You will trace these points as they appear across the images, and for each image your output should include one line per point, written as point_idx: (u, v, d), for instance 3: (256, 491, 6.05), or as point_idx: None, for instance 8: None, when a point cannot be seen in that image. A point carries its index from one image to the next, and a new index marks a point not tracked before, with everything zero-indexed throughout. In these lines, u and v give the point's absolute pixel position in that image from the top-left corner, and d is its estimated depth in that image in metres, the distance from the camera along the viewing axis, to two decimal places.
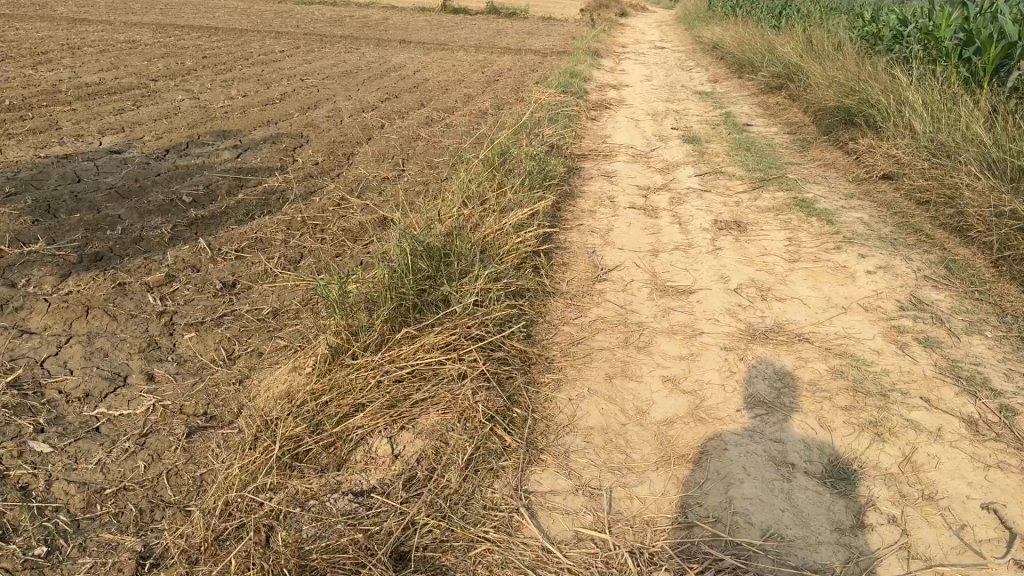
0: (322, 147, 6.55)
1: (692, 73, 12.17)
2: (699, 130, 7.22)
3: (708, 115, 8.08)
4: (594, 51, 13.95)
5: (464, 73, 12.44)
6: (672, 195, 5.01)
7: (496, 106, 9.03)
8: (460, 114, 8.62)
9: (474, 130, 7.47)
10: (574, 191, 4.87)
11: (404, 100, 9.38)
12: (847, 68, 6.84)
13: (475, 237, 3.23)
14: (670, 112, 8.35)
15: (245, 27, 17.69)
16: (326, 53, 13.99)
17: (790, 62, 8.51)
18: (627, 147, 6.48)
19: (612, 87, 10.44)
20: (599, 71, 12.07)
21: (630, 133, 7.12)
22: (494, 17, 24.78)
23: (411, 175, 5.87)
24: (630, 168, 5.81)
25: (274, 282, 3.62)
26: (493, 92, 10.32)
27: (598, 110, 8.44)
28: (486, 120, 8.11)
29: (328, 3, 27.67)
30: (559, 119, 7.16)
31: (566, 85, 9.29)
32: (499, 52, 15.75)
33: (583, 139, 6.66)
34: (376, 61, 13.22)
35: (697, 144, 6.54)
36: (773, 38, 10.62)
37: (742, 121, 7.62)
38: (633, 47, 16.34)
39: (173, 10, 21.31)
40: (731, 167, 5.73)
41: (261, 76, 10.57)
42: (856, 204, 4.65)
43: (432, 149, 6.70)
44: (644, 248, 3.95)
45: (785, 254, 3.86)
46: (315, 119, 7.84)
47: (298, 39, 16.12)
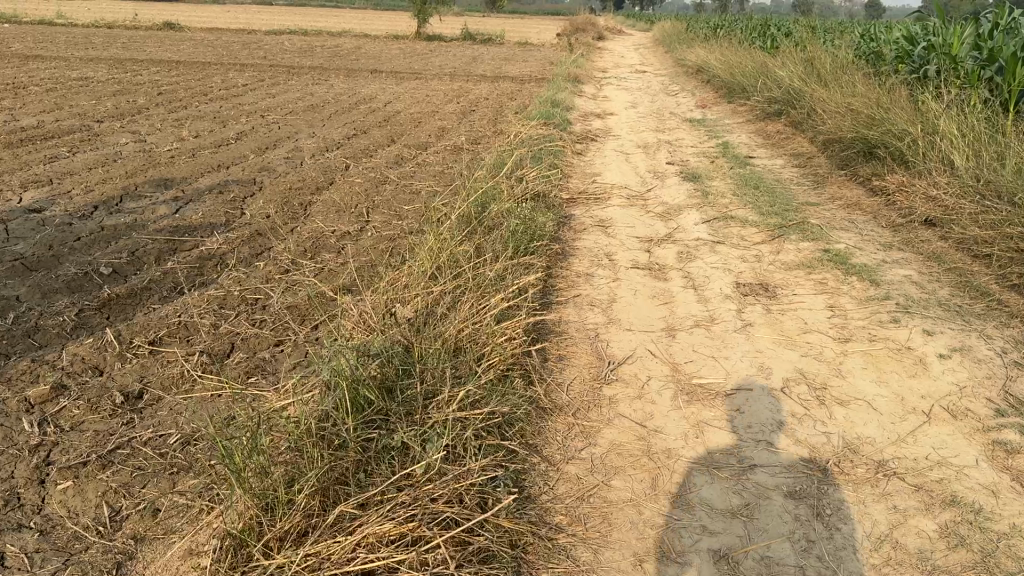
0: (276, 195, 5.80)
1: (678, 98, 11.56)
2: (698, 164, 6.55)
3: (704, 146, 7.42)
4: (574, 78, 13.34)
5: (438, 104, 11.75)
6: (679, 248, 4.31)
7: (472, 141, 8.33)
8: (434, 151, 7.90)
9: (450, 171, 6.76)
10: (566, 248, 4.15)
11: (372, 136, 8.66)
12: (859, 94, 6.21)
13: (446, 336, 2.48)
14: (662, 143, 7.68)
15: (208, 60, 16.93)
16: (290, 85, 13.25)
17: (789, 87, 7.89)
18: (620, 187, 5.78)
19: (596, 117, 9.79)
20: (581, 99, 11.44)
21: (622, 170, 6.43)
22: (468, 43, 24.23)
23: (376, 227, 5.12)
24: (627, 213, 5.10)
25: (190, 392, 2.86)
26: (469, 125, 9.63)
27: (584, 143, 7.76)
28: (462, 158, 7.41)
29: (297, 33, 26.98)
30: (543, 157, 6.47)
31: (548, 116, 8.62)
32: (474, 80, 15.11)
33: (570, 179, 5.96)
34: (345, 93, 12.51)
35: (698, 182, 5.85)
36: (765, 61, 10.03)
37: (743, 153, 6.97)
38: (613, 71, 15.78)
39: (133, 43, 20.47)
40: (741, 210, 5.03)
41: (218, 113, 9.81)
42: (898, 256, 3.96)
43: (401, 194, 5.97)
44: (658, 323, 3.22)
45: (831, 330, 3.14)
46: (272, 162, 7.08)
47: (262, 70, 15.38)
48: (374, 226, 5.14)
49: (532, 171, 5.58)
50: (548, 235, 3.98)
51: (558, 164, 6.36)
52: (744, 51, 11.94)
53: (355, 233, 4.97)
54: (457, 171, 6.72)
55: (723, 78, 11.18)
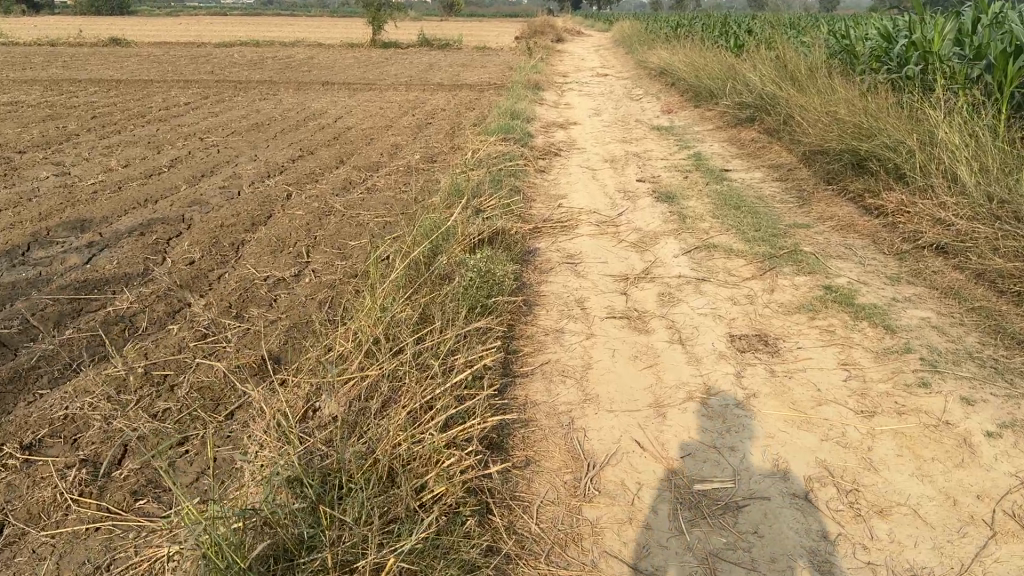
0: (205, 234, 5.18)
1: (642, 104, 11.10)
2: (672, 181, 6.04)
3: (675, 158, 6.94)
4: (534, 84, 12.84)
5: (393, 117, 11.16)
6: (660, 287, 3.77)
7: (427, 160, 7.76)
8: (385, 172, 7.31)
9: (402, 198, 6.19)
10: (531, 294, 3.60)
11: (319, 157, 8.04)
12: (840, 101, 5.75)
13: (374, 465, 1.93)
14: (630, 157, 7.16)
15: (150, 76, 16.16)
16: (235, 101, 12.56)
17: (761, 92, 7.44)
18: (589, 212, 5.24)
19: (558, 127, 9.26)
20: (542, 107, 10.92)
21: (589, 190, 5.90)
22: (425, 50, 23.64)
23: (316, 268, 4.53)
24: (598, 244, 4.56)
25: (63, 526, 2.26)
26: (424, 141, 9.05)
27: (547, 159, 7.24)
28: (416, 181, 6.83)
29: (248, 45, 26.18)
30: (503, 178, 5.92)
31: (507, 129, 8.07)
32: (430, 90, 14.51)
33: (533, 204, 5.42)
34: (294, 109, 11.87)
35: (673, 202, 5.34)
36: (733, 63, 9.60)
37: (718, 164, 6.48)
38: (574, 75, 15.30)
39: (73, 62, 19.56)
40: (724, 236, 4.52)
41: (154, 137, 9.13)
42: (909, 292, 3.48)
43: (347, 227, 5.38)
44: (644, 395, 2.68)
45: (850, 402, 2.63)
46: (207, 192, 6.45)
47: (207, 87, 14.65)
48: (313, 267, 4.55)
49: (489, 200, 5.03)
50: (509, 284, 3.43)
51: (520, 188, 5.82)
52: (708, 52, 11.50)
53: (291, 277, 4.37)
54: (410, 198, 6.15)
55: (689, 82, 10.71)
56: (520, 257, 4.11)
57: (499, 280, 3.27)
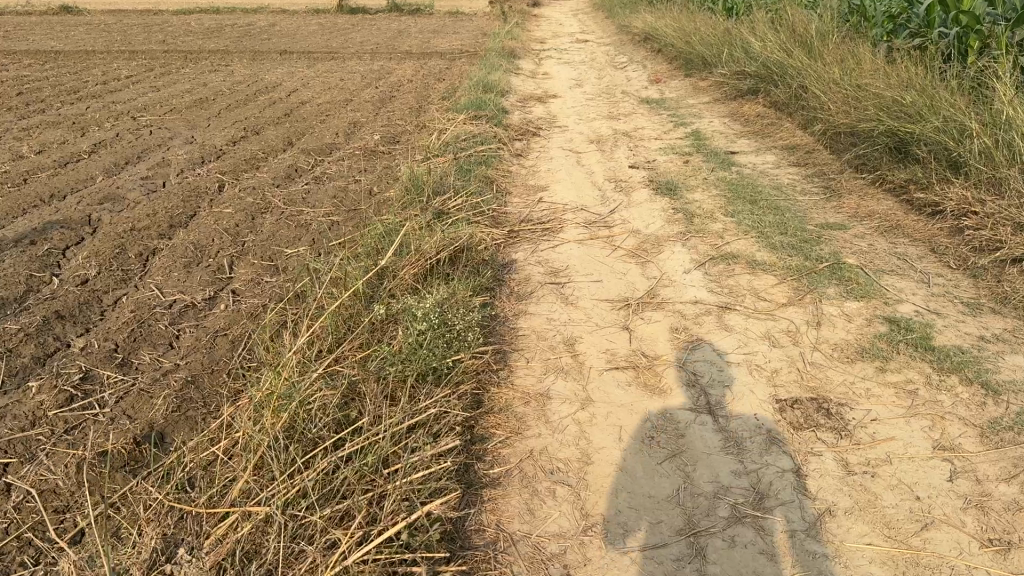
0: (111, 241, 4.26)
1: (627, 74, 10.20)
2: (670, 167, 5.19)
3: (671, 139, 6.08)
4: (510, 53, 11.88)
5: (355, 90, 10.19)
6: (670, 316, 2.93)
7: (388, 142, 6.84)
8: (338, 156, 6.39)
9: (355, 190, 5.29)
10: (506, 335, 2.74)
11: (266, 138, 7.09)
12: (867, 72, 4.90)
13: None
14: (619, 137, 6.30)
15: (94, 47, 14.93)
16: (182, 74, 11.47)
17: (765, 61, 6.59)
18: (575, 210, 4.39)
19: (536, 102, 8.35)
20: (518, 78, 9.99)
21: (574, 181, 5.05)
22: (394, 16, 22.46)
23: (238, 288, 3.65)
24: (589, 253, 3.72)
25: None
26: (388, 118, 8.12)
27: (524, 140, 6.36)
28: (373, 167, 5.92)
29: (208, 12, 24.79)
30: (470, 168, 5.03)
31: (479, 105, 7.17)
32: (396, 58, 13.48)
33: (508, 202, 4.56)
34: (246, 82, 10.84)
35: (675, 194, 4.49)
36: (727, 29, 8.71)
37: (721, 146, 5.64)
38: (552, 43, 14.34)
39: (16, 31, 18.20)
40: (743, 241, 3.69)
41: (82, 116, 8.10)
42: (1001, 327, 2.67)
43: (286, 228, 4.49)
44: (672, 513, 1.86)
45: (969, 522, 1.82)
46: (127, 184, 5.50)
47: (154, 58, 13.50)
48: (235, 286, 3.66)
49: (455, 199, 4.16)
50: (476, 325, 2.57)
51: (493, 179, 4.94)
52: (697, 17, 10.59)
53: (205, 301, 3.49)
54: (364, 191, 5.26)
55: (679, 51, 9.82)
56: (490, 276, 3.25)
57: (463, 328, 2.42)
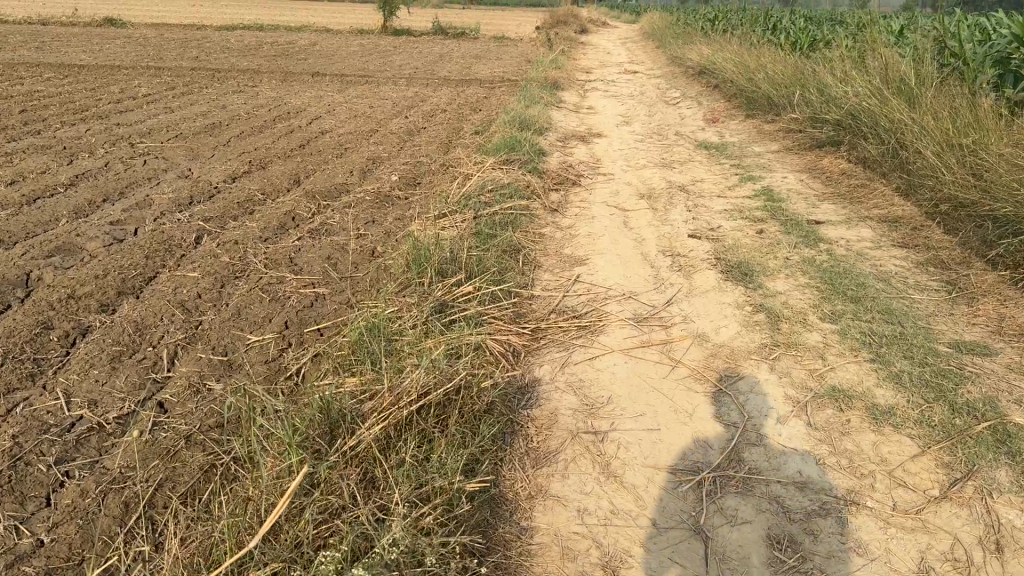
0: (36, 314, 3.41)
1: (680, 111, 9.26)
2: (740, 238, 4.21)
3: (737, 197, 5.12)
4: (553, 83, 11.01)
5: (383, 118, 9.37)
6: (765, 508, 1.98)
7: (406, 185, 5.97)
8: (346, 200, 5.52)
9: (354, 249, 4.40)
10: (515, 550, 1.82)
11: (270, 175, 6.26)
12: (1003, 136, 3.91)
13: None
14: (675, 191, 5.35)
15: (121, 62, 14.34)
16: (203, 95, 10.76)
17: (852, 108, 5.61)
18: (622, 295, 3.43)
19: (578, 141, 7.43)
20: (559, 112, 9.09)
21: (620, 251, 4.09)
22: (437, 39, 21.81)
23: (169, 399, 2.78)
24: (639, 367, 2.76)
25: None
26: (413, 154, 7.26)
27: (563, 190, 5.44)
28: (382, 219, 5.03)
29: (250, 28, 24.36)
30: (494, 232, 4.11)
31: (513, 144, 6.28)
32: (433, 85, 12.68)
33: (536, 282, 3.62)
34: (267, 106, 10.08)
35: (751, 280, 3.52)
36: (800, 67, 7.74)
37: (800, 211, 4.66)
38: (598, 72, 13.46)
39: (52, 43, 17.74)
40: (851, 369, 2.71)
41: (75, 140, 7.35)
42: None
43: (258, 301, 3.61)
44: None
45: None
46: (91, 230, 4.68)
47: (180, 76, 12.85)
48: (166, 396, 2.80)
49: (468, 283, 3.24)
50: (458, 567, 1.67)
51: (520, 247, 4.02)
52: (761, 52, 9.62)
53: (118, 420, 2.62)
54: (362, 252, 4.36)
55: (742, 90, 8.84)
56: (500, 417, 2.32)
57: None
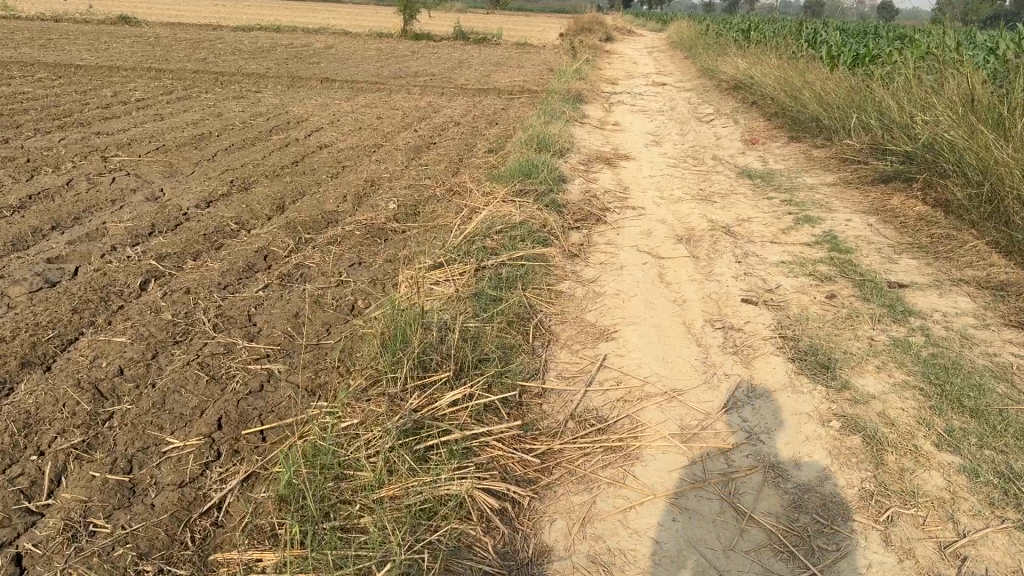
0: None
1: (716, 130, 8.43)
2: (808, 305, 3.37)
3: (793, 244, 4.29)
4: (576, 96, 10.21)
5: (390, 131, 8.61)
6: None
7: (405, 217, 5.18)
8: (332, 233, 4.73)
9: (329, 301, 3.61)
10: None
11: (250, 199, 5.49)
12: None
13: None
14: (718, 233, 4.52)
15: (124, 63, 13.68)
16: (201, 101, 10.05)
17: (929, 138, 4.76)
18: (663, 391, 2.61)
19: (604, 164, 6.63)
20: (583, 129, 8.29)
21: (657, 317, 3.27)
22: (457, 44, 21.08)
23: (30, 550, 2.00)
24: (691, 526, 1.94)
25: None
26: (417, 175, 6.47)
27: (586, 227, 4.63)
28: (371, 261, 4.24)
29: (267, 30, 23.72)
30: (500, 291, 3.30)
31: (529, 169, 5.47)
32: (448, 94, 11.91)
33: (550, 365, 2.80)
34: (268, 114, 9.34)
35: (832, 375, 2.68)
36: (855, 85, 6.89)
37: (874, 269, 3.83)
38: (625, 84, 12.65)
39: (59, 41, 17.14)
40: (1000, 543, 1.88)
41: (45, 151, 6.62)
42: None
43: (192, 382, 2.83)
44: None
45: None
46: (20, 269, 3.92)
47: (181, 79, 12.14)
48: (28, 546, 2.02)
49: (459, 378, 2.42)
50: None
51: (531, 312, 3.21)
52: (806, 67, 8.76)
53: None
54: (337, 307, 3.56)
55: (785, 110, 7.99)
56: None
57: None
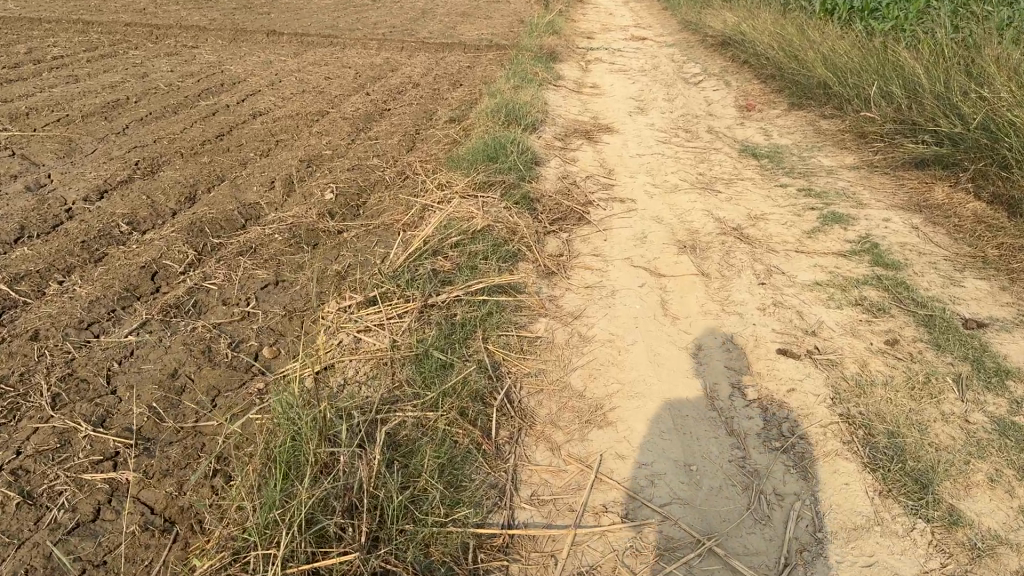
0: None
1: (706, 94, 7.52)
2: (867, 360, 2.52)
3: (825, 255, 3.44)
4: (549, 54, 9.21)
5: (338, 94, 7.58)
6: None
7: (344, 213, 4.24)
8: (248, 237, 3.78)
9: (225, 350, 2.69)
10: None
11: (155, 188, 4.50)
12: None
13: None
14: (729, 237, 3.65)
15: (46, 13, 12.30)
16: (126, 59, 8.88)
17: (984, 118, 3.89)
18: (692, 536, 1.77)
19: (583, 138, 5.70)
20: (558, 93, 7.33)
21: (667, 380, 2.41)
22: None
23: None
24: None
25: None
26: (364, 153, 5.49)
27: (565, 230, 3.74)
28: (290, 279, 3.31)
29: None
30: (450, 343, 2.40)
31: (496, 150, 4.53)
32: (408, 49, 10.82)
33: (522, 477, 1.94)
34: (201, 74, 8.24)
35: (933, 498, 1.85)
36: (870, 46, 5.99)
37: (936, 296, 2.99)
38: (600, 38, 11.63)
39: None
40: None
41: None
42: None
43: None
44: None
45: None
46: None
47: (110, 33, 10.87)
48: None
49: (379, 542, 1.58)
50: None
51: (492, 376, 2.32)
52: (805, 22, 7.83)
53: None
54: (233, 359, 2.65)
55: (784, 71, 7.08)
56: None
57: None
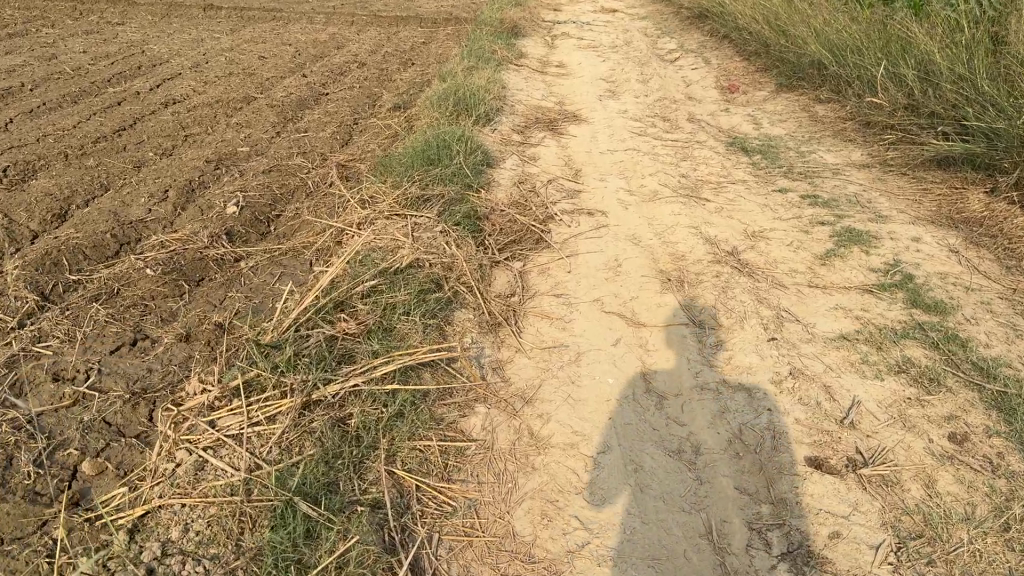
0: None
1: (684, 74, 6.74)
2: (931, 474, 1.80)
3: (847, 290, 2.70)
4: (510, 28, 8.37)
5: (271, 76, 6.69)
6: None
7: (248, 234, 3.44)
8: (114, 271, 2.97)
9: (25, 470, 1.90)
10: None
11: (17, 202, 3.65)
12: None
13: None
14: (723, 265, 2.90)
15: None
16: (35, 39, 7.88)
17: None
18: None
19: (545, 130, 4.91)
20: (519, 74, 6.51)
21: (656, 526, 1.71)
22: None
23: None
24: None
25: None
26: (288, 149, 4.67)
27: (517, 261, 2.97)
28: (153, 339, 2.52)
29: None
30: (332, 476, 1.71)
31: (437, 150, 3.74)
32: (358, 24, 9.90)
33: None
34: (117, 54, 7.29)
35: None
36: (873, 18, 5.23)
37: (1003, 355, 2.26)
38: (568, 11, 10.77)
39: None
40: None
41: None
42: None
43: None
44: None
45: None
46: None
47: (26, 9, 9.81)
48: None
49: None
50: None
51: (390, 530, 1.65)
52: None
53: None
54: (36, 482, 1.88)
55: (771, 47, 6.31)
56: None
57: None
